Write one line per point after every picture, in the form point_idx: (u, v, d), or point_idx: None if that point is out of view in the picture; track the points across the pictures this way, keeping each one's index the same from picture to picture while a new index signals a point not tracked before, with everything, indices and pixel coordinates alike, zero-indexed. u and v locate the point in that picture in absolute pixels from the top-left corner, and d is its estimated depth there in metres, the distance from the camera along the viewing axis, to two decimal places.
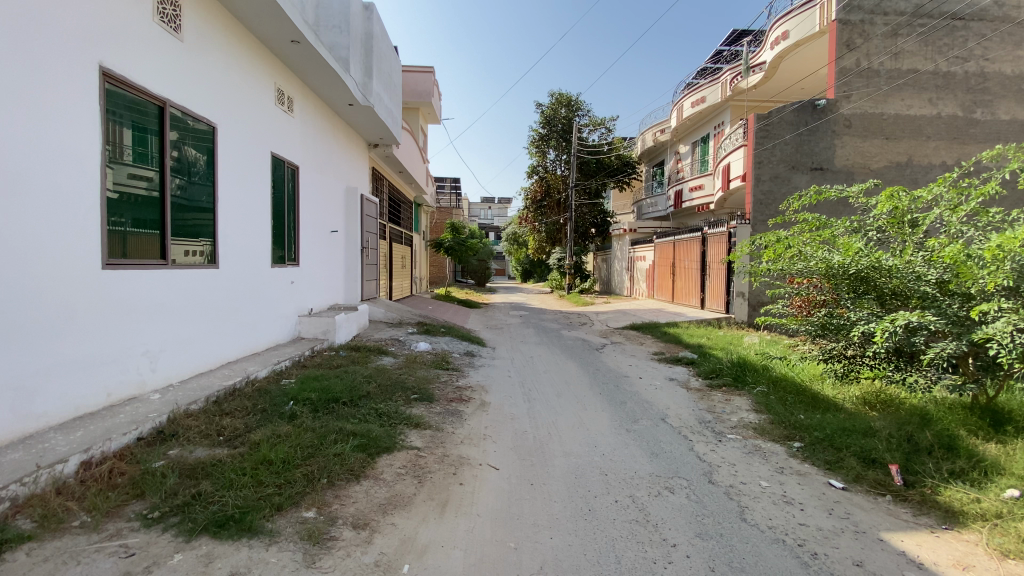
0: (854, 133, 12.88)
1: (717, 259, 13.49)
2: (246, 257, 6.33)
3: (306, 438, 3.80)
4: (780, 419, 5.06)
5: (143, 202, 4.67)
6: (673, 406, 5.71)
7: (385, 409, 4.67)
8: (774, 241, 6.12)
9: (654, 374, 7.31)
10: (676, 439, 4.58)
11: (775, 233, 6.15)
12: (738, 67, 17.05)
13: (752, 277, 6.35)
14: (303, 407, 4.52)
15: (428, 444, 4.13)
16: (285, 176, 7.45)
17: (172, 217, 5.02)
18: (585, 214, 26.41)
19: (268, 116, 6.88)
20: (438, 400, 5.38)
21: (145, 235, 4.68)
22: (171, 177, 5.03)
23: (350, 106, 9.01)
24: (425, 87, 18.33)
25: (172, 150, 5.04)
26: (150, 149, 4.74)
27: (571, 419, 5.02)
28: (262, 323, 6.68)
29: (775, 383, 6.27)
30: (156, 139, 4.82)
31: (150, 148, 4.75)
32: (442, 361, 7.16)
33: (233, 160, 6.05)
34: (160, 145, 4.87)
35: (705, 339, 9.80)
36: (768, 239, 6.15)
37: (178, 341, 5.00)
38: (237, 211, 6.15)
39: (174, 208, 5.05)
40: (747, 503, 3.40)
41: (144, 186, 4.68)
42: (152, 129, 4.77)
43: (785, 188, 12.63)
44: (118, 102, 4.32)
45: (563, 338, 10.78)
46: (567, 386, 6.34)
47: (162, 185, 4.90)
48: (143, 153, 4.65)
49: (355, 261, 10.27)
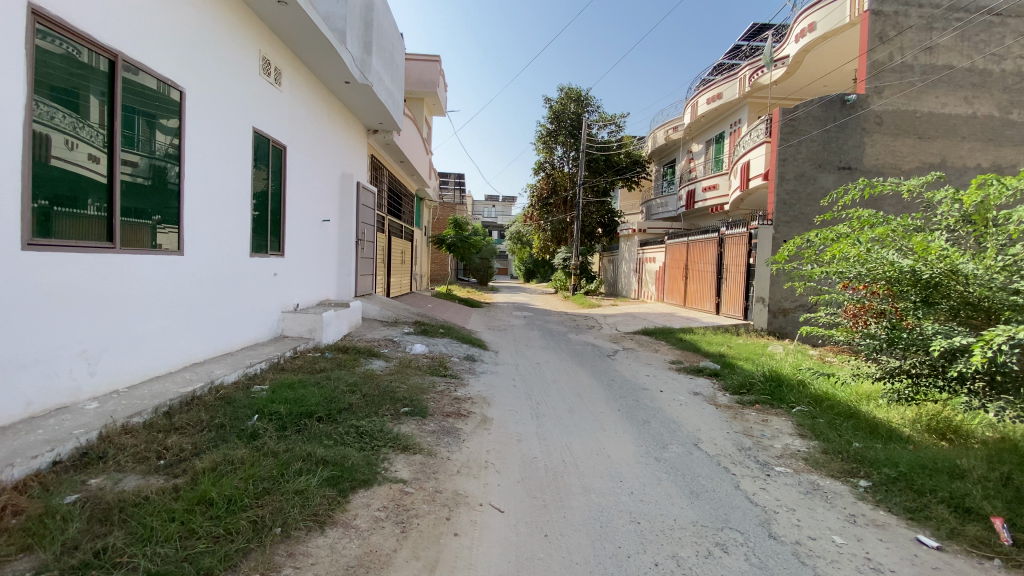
0: (885, 131, 12.07)
1: (736, 262, 12.67)
2: (221, 245, 5.57)
3: (265, 470, 3.02)
4: (836, 448, 4.31)
5: (137, 188, 4.40)
6: (705, 427, 4.92)
7: (367, 427, 3.89)
8: (831, 239, 5.27)
9: (675, 388, 6.51)
10: (717, 473, 3.81)
11: (832, 228, 5.32)
12: (759, 62, 16.23)
13: (799, 281, 5.54)
14: (270, 421, 3.74)
15: (416, 475, 3.34)
16: (268, 155, 6.67)
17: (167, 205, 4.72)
18: (592, 212, 25.09)
19: (250, 85, 6.10)
20: (433, 414, 4.59)
21: (138, 224, 4.39)
22: (170, 164, 4.76)
23: (347, 83, 8.27)
24: (430, 77, 17.53)
25: (172, 137, 4.77)
26: (137, 132, 4.36)
27: (588, 443, 4.25)
28: (239, 319, 5.95)
29: (819, 403, 5.56)
30: (145, 121, 4.44)
31: (138, 131, 4.38)
32: (439, 367, 6.38)
33: (206, 133, 5.28)
34: (150, 130, 4.51)
35: (727, 349, 8.99)
36: (821, 236, 5.32)
37: (130, 339, 4.26)
38: (210, 192, 5.36)
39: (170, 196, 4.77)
40: (826, 571, 2.62)
41: (144, 176, 4.46)
42: (142, 109, 4.41)
43: (809, 188, 11.84)
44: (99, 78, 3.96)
45: (571, 343, 10.01)
46: (580, 400, 5.54)
47: (154, 169, 4.57)
48: (129, 136, 4.29)
49: (349, 254, 9.51)
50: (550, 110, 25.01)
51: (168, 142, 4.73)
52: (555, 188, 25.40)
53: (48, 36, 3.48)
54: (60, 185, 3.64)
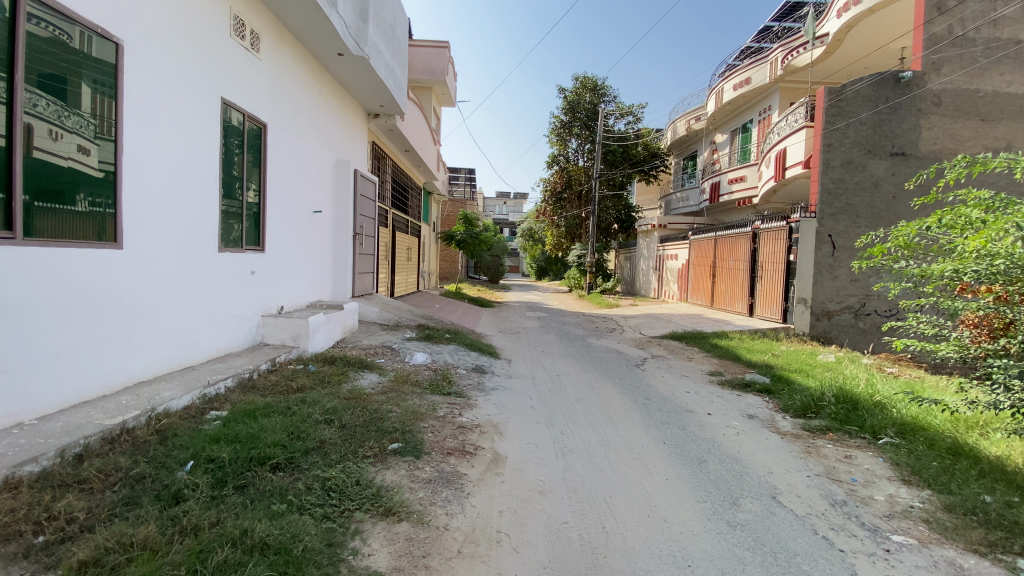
0: (942, 112, 10.81)
1: (773, 259, 11.47)
2: (177, 238, 4.58)
3: (169, 567, 2.01)
4: (966, 508, 3.23)
5: (146, 187, 4.18)
6: (778, 469, 3.85)
7: (337, 480, 2.88)
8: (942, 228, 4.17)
9: (724, 409, 5.41)
10: (818, 550, 2.75)
11: (944, 212, 4.23)
12: (794, 42, 14.97)
13: (900, 281, 4.42)
14: (204, 474, 2.75)
15: (398, 564, 2.32)
16: (242, 132, 5.68)
17: (139, 196, 4.10)
18: (608, 207, 23.93)
19: (218, 49, 5.13)
20: (431, 453, 3.57)
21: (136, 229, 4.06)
22: (166, 159, 4.43)
23: (340, 56, 7.31)
24: (439, 64, 16.47)
25: (147, 122, 4.18)
26: (140, 133, 4.10)
27: (635, 497, 3.20)
28: (204, 326, 4.99)
29: (912, 434, 4.49)
30: (144, 121, 4.14)
31: (139, 134, 4.09)
32: (442, 383, 5.38)
33: (157, 99, 4.29)
34: (145, 129, 4.16)
35: (773, 358, 7.86)
36: (928, 222, 4.24)
37: (45, 357, 3.29)
38: (164, 174, 4.41)
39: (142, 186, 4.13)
40: None
41: (149, 176, 4.22)
42: (140, 110, 4.09)
43: (857, 176, 10.66)
44: (92, 64, 3.66)
45: (592, 349, 8.96)
46: (615, 427, 4.50)
47: (132, 160, 4.03)
48: (135, 134, 4.05)
49: (346, 250, 8.57)
50: (564, 100, 23.81)
51: (148, 130, 4.19)
52: (570, 182, 24.27)
53: (35, 19, 3.27)
54: (45, 179, 3.39)
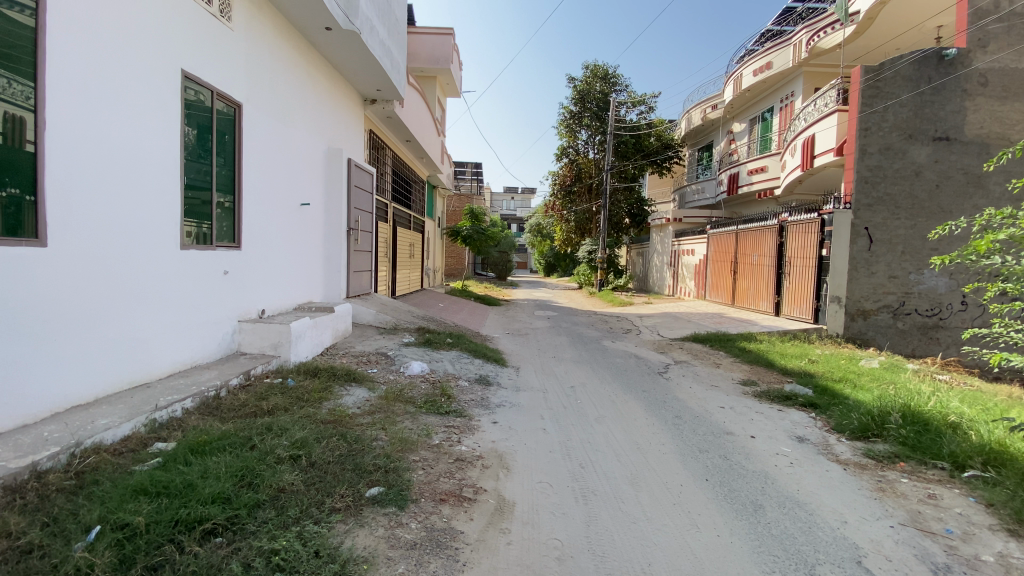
0: (990, 93, 9.84)
1: (802, 253, 10.61)
2: (126, 233, 3.89)
3: None
4: None
5: (84, 172, 3.49)
6: (854, 519, 3.07)
7: (285, 554, 2.15)
8: None
9: (768, 429, 4.64)
10: None
11: None
12: (821, 23, 14.01)
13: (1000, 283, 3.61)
14: (108, 550, 2.05)
15: None
16: (211, 113, 4.96)
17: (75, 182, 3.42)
18: (620, 201, 23.05)
19: (179, 12, 4.43)
20: (420, 500, 2.85)
21: (67, 222, 3.36)
22: (113, 140, 3.75)
23: (329, 31, 6.60)
24: (443, 51, 15.68)
25: (87, 96, 3.50)
26: (75, 106, 3.41)
27: (682, 568, 2.44)
28: (162, 335, 4.30)
29: (1007, 466, 3.68)
30: (81, 94, 3.45)
31: (72, 107, 3.39)
32: (440, 400, 4.66)
33: (97, 69, 3.58)
34: (81, 103, 3.46)
35: (813, 366, 7.03)
36: None
37: None
38: (109, 158, 3.71)
39: (81, 170, 3.47)
40: None
41: (89, 158, 3.53)
42: (75, 80, 3.41)
43: (896, 163, 9.80)
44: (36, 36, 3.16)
45: (609, 353, 8.18)
46: (643, 458, 3.75)
47: (70, 140, 3.38)
48: (70, 109, 3.37)
49: (338, 247, 7.86)
50: (574, 90, 22.96)
51: (88, 106, 3.51)
52: (580, 175, 23.43)
53: (19, 5, 3.08)
54: None
